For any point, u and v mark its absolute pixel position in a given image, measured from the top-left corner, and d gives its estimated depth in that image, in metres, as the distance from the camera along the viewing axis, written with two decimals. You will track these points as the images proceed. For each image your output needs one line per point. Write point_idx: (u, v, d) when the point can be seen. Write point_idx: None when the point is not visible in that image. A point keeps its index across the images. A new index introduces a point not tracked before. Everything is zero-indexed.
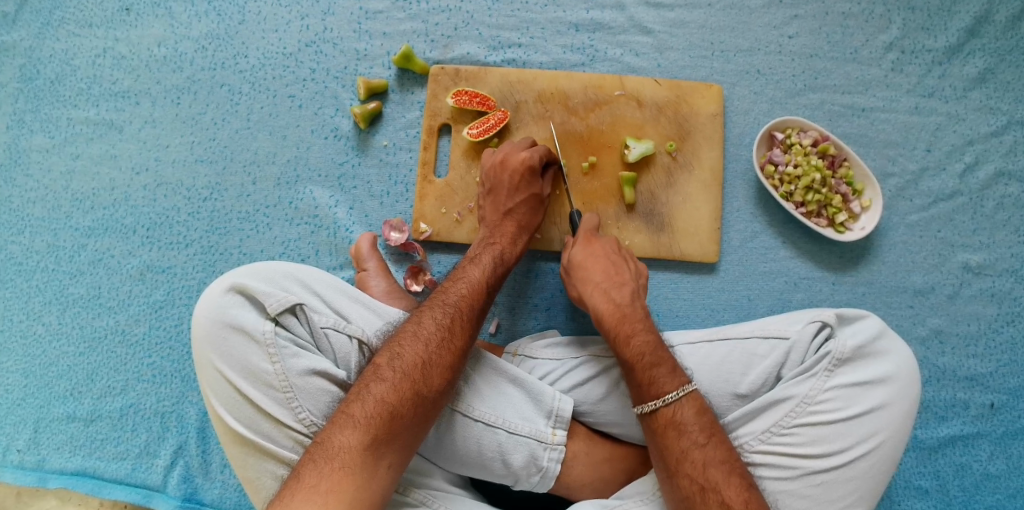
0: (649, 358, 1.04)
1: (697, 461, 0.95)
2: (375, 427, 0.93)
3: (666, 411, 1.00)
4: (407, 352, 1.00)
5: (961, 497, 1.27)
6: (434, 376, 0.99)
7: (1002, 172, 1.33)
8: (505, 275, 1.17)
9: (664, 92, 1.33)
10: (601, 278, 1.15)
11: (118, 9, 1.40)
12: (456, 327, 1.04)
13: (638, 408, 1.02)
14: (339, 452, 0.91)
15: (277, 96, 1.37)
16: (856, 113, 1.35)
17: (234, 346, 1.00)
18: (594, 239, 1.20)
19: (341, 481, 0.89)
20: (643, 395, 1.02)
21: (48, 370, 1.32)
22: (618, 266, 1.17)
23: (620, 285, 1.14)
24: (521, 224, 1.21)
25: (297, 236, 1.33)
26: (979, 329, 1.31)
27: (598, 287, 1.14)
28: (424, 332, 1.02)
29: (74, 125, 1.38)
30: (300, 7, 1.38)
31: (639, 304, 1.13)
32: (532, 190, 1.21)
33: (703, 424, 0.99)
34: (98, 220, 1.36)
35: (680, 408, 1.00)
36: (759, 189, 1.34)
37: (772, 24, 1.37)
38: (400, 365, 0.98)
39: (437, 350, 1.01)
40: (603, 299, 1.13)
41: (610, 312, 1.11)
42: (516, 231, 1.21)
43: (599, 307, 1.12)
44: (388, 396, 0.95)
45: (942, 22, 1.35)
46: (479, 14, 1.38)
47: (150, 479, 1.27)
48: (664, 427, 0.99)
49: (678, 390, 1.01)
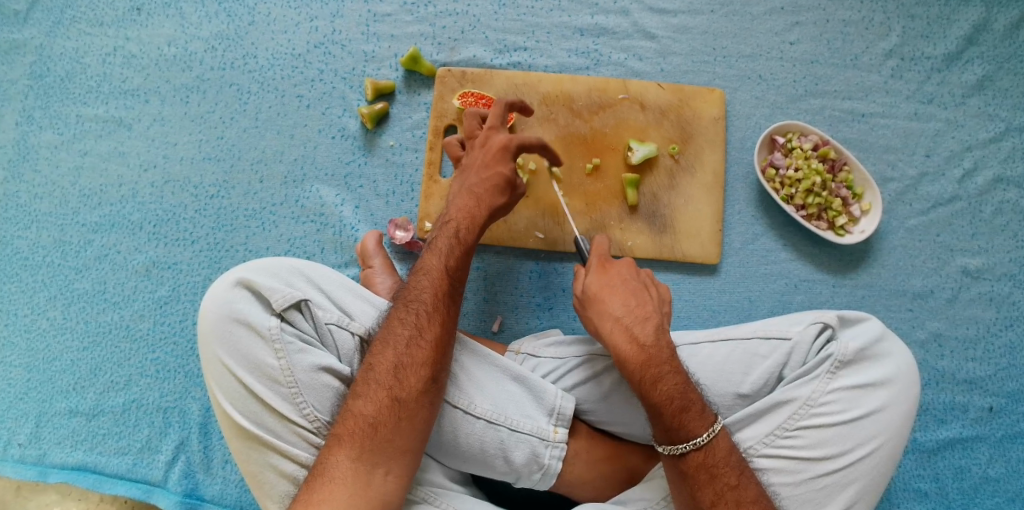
0: (679, 403, 0.99)
1: (730, 503, 0.95)
2: (359, 439, 0.94)
3: (697, 454, 0.97)
4: (380, 358, 0.99)
5: (960, 500, 1.28)
6: (408, 377, 0.98)
7: (1000, 177, 1.34)
8: (470, 254, 1.11)
9: (667, 95, 1.35)
10: (620, 312, 1.07)
11: (130, 8, 1.42)
12: (424, 323, 1.02)
13: (664, 449, 0.99)
14: (328, 467, 0.93)
15: (286, 96, 1.38)
16: (856, 118, 1.37)
17: (240, 341, 1.01)
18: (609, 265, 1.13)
19: (333, 493, 0.91)
20: (672, 438, 0.98)
21: (52, 365, 1.33)
22: (638, 297, 1.09)
23: (642, 321, 1.06)
24: (480, 198, 1.14)
25: (302, 234, 1.34)
26: (978, 333, 1.32)
27: (618, 323, 1.06)
28: (392, 337, 1.01)
29: (84, 122, 1.40)
30: (309, 9, 1.40)
31: (662, 341, 1.05)
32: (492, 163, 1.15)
33: (733, 465, 0.97)
34: (105, 216, 1.37)
35: (710, 451, 0.97)
36: (761, 192, 1.35)
37: (774, 31, 1.39)
38: (374, 376, 0.98)
39: (408, 351, 1.00)
40: (625, 337, 1.04)
41: (634, 353, 1.03)
42: (474, 204, 1.14)
43: (621, 346, 1.04)
44: (367, 409, 0.96)
45: (941, 30, 1.37)
46: (486, 17, 1.40)
47: (151, 474, 1.27)
48: (694, 468, 0.97)
49: (708, 432, 0.98)
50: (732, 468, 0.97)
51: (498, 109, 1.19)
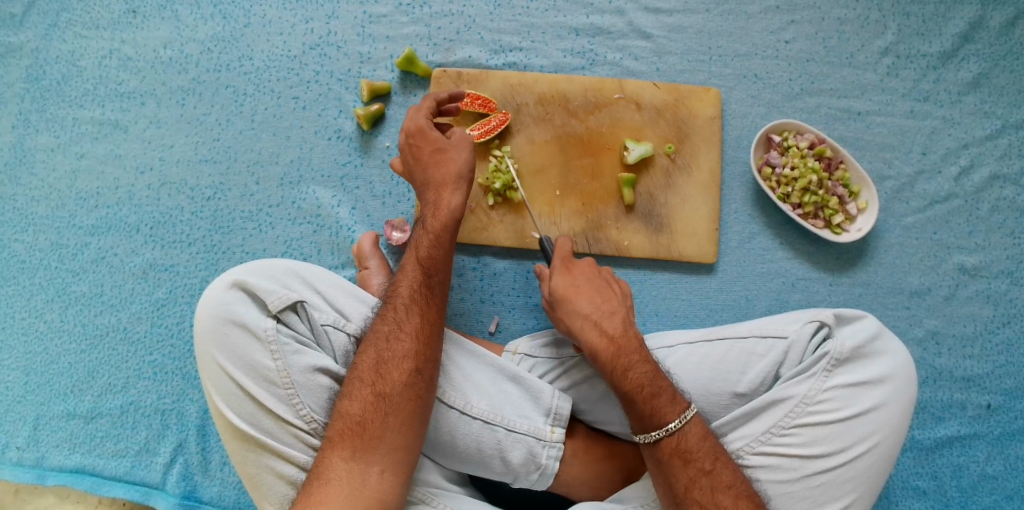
0: (650, 389, 1.00)
1: (704, 488, 0.95)
2: (349, 438, 0.95)
3: (670, 440, 0.98)
4: (362, 356, 1.00)
5: (959, 498, 1.27)
6: (390, 371, 0.99)
7: (997, 175, 1.34)
8: (444, 243, 1.10)
9: (663, 95, 1.35)
10: (587, 307, 1.08)
11: (125, 11, 1.42)
12: (399, 315, 1.03)
13: (639, 437, 1.00)
14: (324, 469, 0.93)
15: (281, 98, 1.39)
16: (852, 117, 1.37)
17: (236, 342, 1.01)
18: (572, 266, 1.14)
19: (329, 494, 0.91)
20: (645, 425, 0.99)
21: (50, 368, 1.33)
22: (603, 291, 1.11)
23: (608, 314, 1.08)
24: (440, 184, 1.13)
25: (299, 235, 1.34)
26: (975, 330, 1.32)
27: (584, 318, 1.07)
28: (372, 335, 1.02)
29: (80, 125, 1.40)
30: (304, 10, 1.40)
31: (630, 330, 1.07)
32: (433, 146, 1.15)
33: (713, 456, 0.98)
34: (101, 218, 1.37)
35: (683, 437, 0.98)
36: (757, 191, 1.35)
37: (770, 29, 1.39)
38: (358, 375, 0.99)
39: (388, 345, 1.00)
40: (595, 331, 1.06)
41: (604, 345, 1.05)
42: (437, 189, 1.13)
43: (592, 341, 1.05)
44: (355, 408, 0.97)
45: (937, 27, 1.37)
46: (481, 18, 1.40)
47: (150, 476, 1.28)
48: (668, 454, 0.98)
49: (679, 418, 0.98)
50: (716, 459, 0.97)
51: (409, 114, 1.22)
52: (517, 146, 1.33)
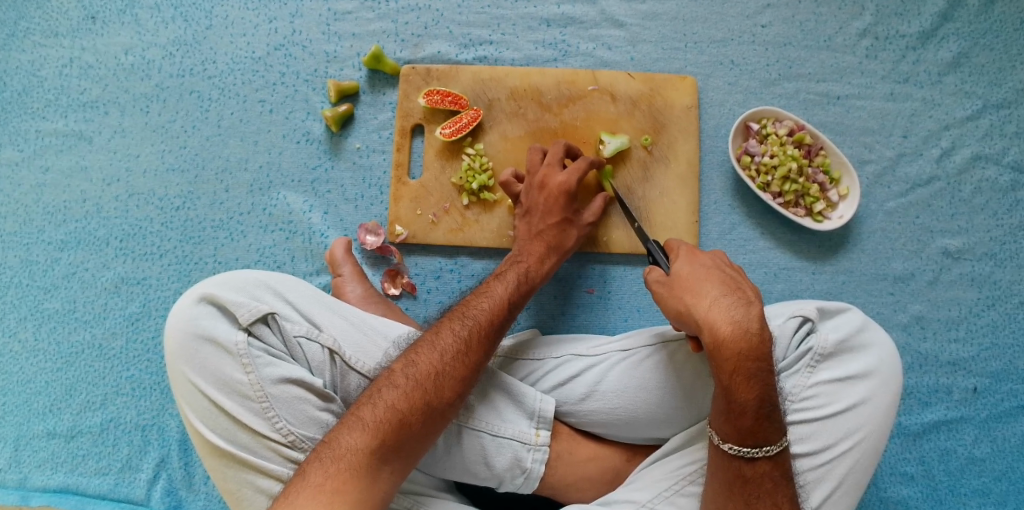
0: (766, 408, 0.92)
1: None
2: (384, 432, 0.88)
3: (765, 462, 0.92)
4: (423, 359, 0.95)
5: (947, 482, 1.26)
6: (446, 387, 0.94)
7: (979, 155, 1.32)
8: (530, 296, 1.12)
9: (638, 85, 1.31)
10: (718, 292, 0.97)
11: (84, 17, 1.38)
12: (473, 341, 0.99)
13: (728, 447, 0.93)
14: (345, 453, 0.86)
15: (248, 101, 1.35)
16: (832, 101, 1.34)
17: (207, 358, 0.99)
18: (697, 252, 1.04)
19: (346, 483, 0.84)
20: (744, 439, 0.92)
21: (27, 387, 1.31)
22: (734, 281, 0.99)
23: (744, 304, 0.96)
24: (552, 245, 1.17)
25: (272, 242, 1.32)
26: (960, 313, 1.30)
27: (716, 303, 0.96)
28: (441, 343, 0.97)
29: (43, 137, 1.36)
30: (267, 10, 1.37)
31: (766, 330, 0.95)
32: (565, 214, 1.18)
33: (788, 482, 0.93)
34: (70, 233, 1.34)
35: (777, 459, 0.93)
36: (736, 180, 1.33)
37: (746, 14, 1.36)
38: (414, 373, 0.94)
39: (453, 362, 0.96)
40: (725, 317, 0.94)
41: (735, 337, 0.93)
42: (544, 251, 1.17)
43: (720, 329, 0.93)
44: (399, 404, 0.91)
45: (915, 7, 1.35)
46: (450, 11, 1.36)
47: (134, 493, 1.26)
48: (758, 474, 0.92)
49: (780, 442, 0.92)
50: (788, 485, 0.93)
51: (556, 149, 1.21)
52: (491, 143, 1.30)
